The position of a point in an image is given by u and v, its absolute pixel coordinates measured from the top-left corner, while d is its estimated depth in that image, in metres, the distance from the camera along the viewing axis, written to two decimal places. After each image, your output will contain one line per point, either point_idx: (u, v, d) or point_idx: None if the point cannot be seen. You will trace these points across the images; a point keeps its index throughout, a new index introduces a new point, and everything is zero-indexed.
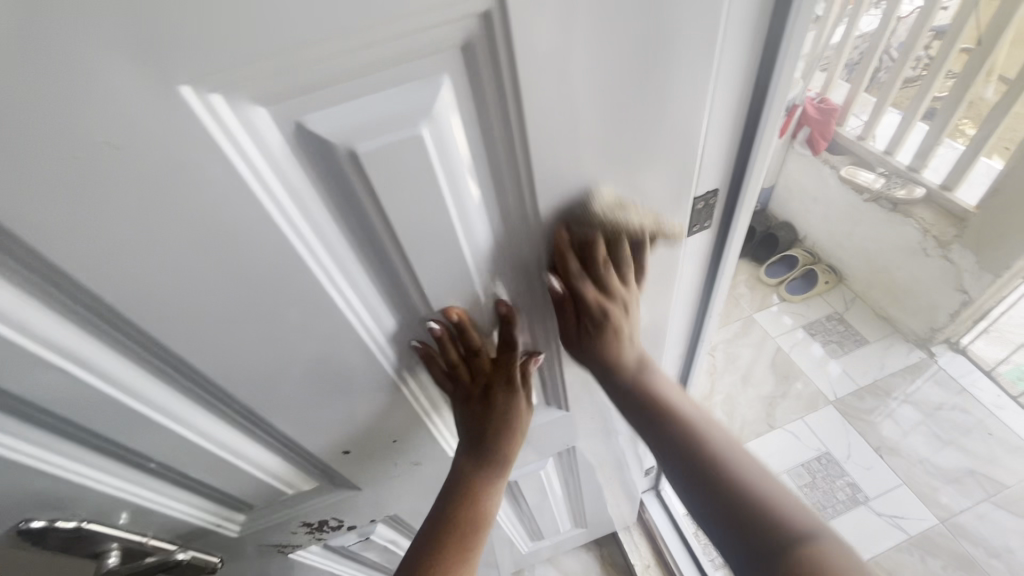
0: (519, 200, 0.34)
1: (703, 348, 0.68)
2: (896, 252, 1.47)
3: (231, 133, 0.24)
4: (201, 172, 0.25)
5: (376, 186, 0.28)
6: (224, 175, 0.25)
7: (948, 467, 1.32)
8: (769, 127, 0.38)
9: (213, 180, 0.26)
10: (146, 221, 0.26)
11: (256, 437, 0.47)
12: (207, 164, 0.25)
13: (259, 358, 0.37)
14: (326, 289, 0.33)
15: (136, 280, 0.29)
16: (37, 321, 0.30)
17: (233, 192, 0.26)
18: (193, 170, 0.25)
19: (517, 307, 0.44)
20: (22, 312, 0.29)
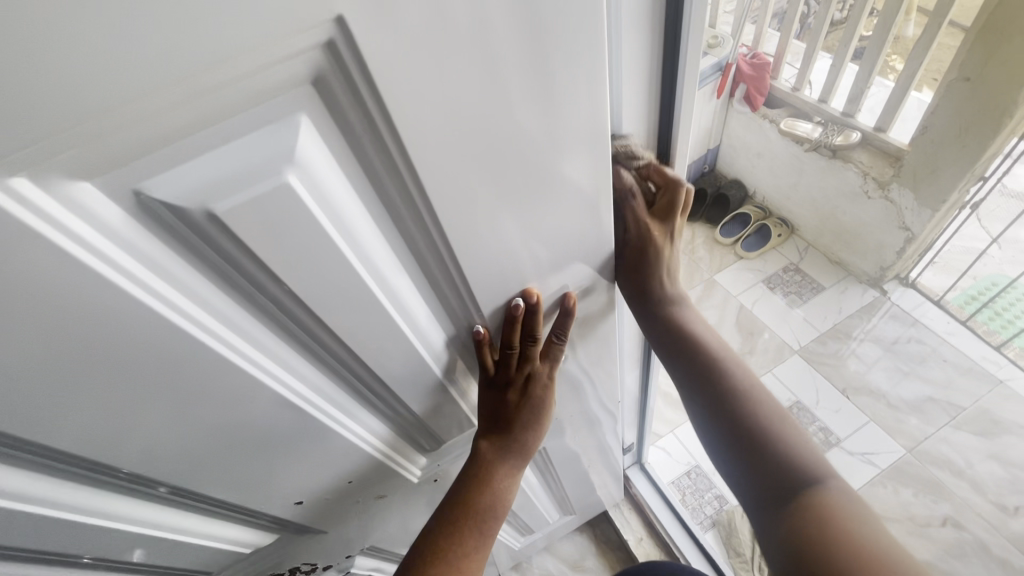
0: (422, 228, 0.31)
1: None
2: (841, 199, 1.50)
3: (51, 214, 0.21)
4: (36, 264, 0.22)
5: (251, 244, 0.25)
6: (62, 259, 0.22)
7: (911, 398, 1.37)
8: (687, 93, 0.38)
9: (51, 268, 0.22)
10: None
11: (194, 505, 0.43)
12: (35, 252, 0.21)
13: (173, 433, 0.34)
14: (228, 355, 0.30)
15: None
16: None
17: (83, 277, 0.23)
18: (22, 261, 0.21)
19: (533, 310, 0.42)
20: None
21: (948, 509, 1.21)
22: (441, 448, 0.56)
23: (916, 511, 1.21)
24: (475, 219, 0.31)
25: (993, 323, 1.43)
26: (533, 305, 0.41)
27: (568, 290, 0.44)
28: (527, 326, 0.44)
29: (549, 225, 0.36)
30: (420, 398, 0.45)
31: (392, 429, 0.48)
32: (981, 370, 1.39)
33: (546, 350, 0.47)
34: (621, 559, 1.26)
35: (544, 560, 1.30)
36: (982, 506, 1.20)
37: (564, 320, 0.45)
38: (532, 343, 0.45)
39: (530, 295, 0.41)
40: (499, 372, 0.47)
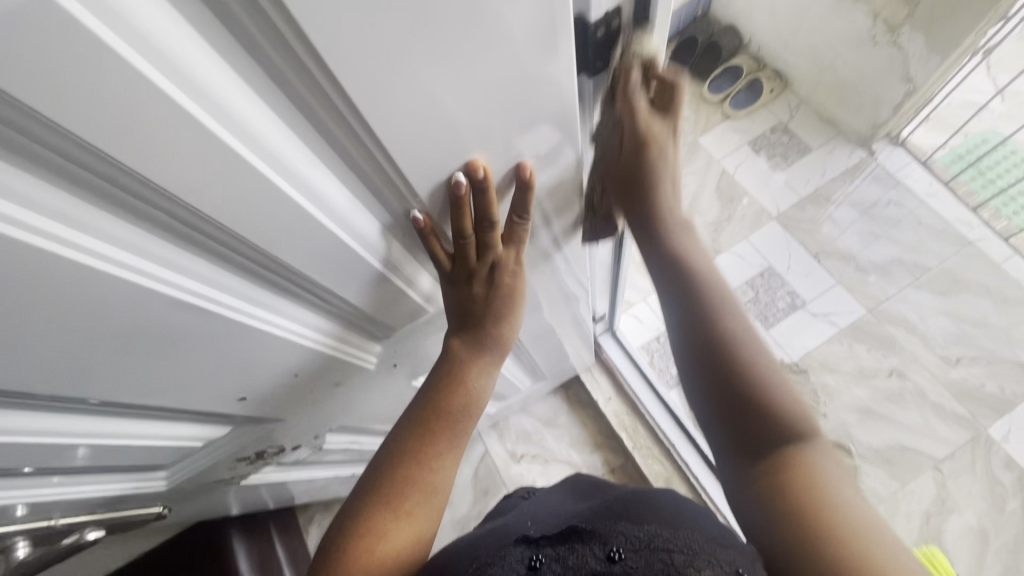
0: (304, 70, 0.23)
1: None
2: (844, 46, 1.34)
3: None
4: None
5: (31, 93, 0.18)
6: None
7: (880, 260, 1.38)
8: None
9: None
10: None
11: (127, 414, 0.40)
12: None
13: (47, 353, 0.28)
14: (81, 258, 0.24)
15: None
16: None
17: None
18: None
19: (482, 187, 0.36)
20: None
21: (896, 362, 1.28)
22: (397, 334, 0.53)
23: (867, 366, 1.28)
24: (381, 58, 0.23)
25: (975, 184, 1.39)
26: (481, 181, 0.35)
27: (523, 159, 0.37)
28: (477, 207, 0.37)
29: (487, 74, 0.28)
30: (358, 290, 0.40)
31: (331, 320, 0.44)
32: (952, 232, 1.38)
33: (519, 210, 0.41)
34: (591, 416, 1.36)
35: (520, 418, 1.39)
36: (928, 359, 1.28)
37: (524, 195, 0.39)
38: (489, 228, 0.39)
39: (475, 173, 0.34)
40: (453, 260, 0.42)
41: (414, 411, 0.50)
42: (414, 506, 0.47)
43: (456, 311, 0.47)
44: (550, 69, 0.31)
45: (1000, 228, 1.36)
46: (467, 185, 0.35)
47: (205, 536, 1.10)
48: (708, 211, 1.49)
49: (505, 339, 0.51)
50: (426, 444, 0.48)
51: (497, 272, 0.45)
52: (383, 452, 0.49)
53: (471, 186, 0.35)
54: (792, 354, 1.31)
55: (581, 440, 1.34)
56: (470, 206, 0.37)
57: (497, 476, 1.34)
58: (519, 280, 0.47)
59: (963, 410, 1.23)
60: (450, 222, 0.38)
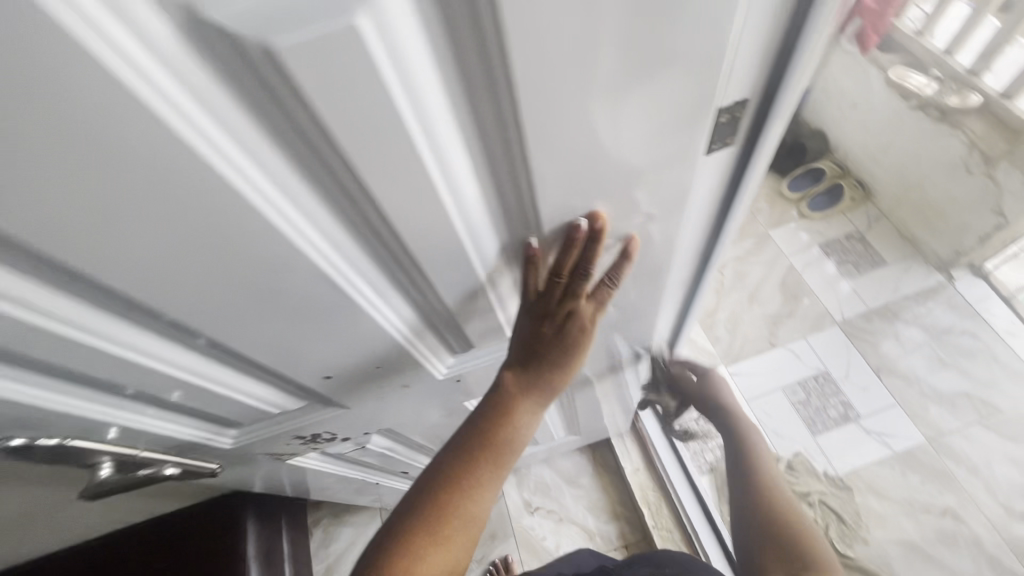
0: (494, 103, 0.27)
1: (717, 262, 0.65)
2: (936, 169, 1.35)
3: (115, 44, 0.19)
4: (71, 81, 0.19)
5: (313, 94, 0.23)
6: (133, 103, 0.20)
7: (945, 389, 1.31)
8: (826, 9, 0.34)
9: (83, 85, 0.19)
10: (8, 144, 0.20)
11: (231, 364, 0.45)
12: (109, 92, 0.20)
13: (212, 294, 0.33)
14: (279, 223, 0.29)
15: (27, 217, 0.24)
16: None
17: (132, 109, 0.21)
18: (88, 98, 0.20)
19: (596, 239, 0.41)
20: None
21: (951, 500, 1.19)
22: (471, 352, 0.56)
23: (919, 497, 1.20)
24: (556, 107, 0.28)
25: None
26: (595, 234, 0.39)
27: (630, 235, 0.43)
28: (584, 255, 0.42)
29: (633, 137, 0.32)
30: (459, 299, 0.44)
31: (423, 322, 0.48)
32: None
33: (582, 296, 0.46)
34: (615, 483, 1.32)
35: (542, 470, 1.37)
36: (989, 507, 1.17)
37: (620, 261, 0.44)
38: (583, 280, 0.43)
39: (592, 225, 0.39)
40: (541, 297, 0.46)
41: (466, 437, 0.52)
42: (453, 532, 0.49)
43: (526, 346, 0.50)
44: (678, 142, 0.35)
45: None
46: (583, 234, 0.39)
47: (211, 525, 1.07)
48: (769, 303, 1.49)
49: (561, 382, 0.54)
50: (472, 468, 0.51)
51: (575, 322, 0.48)
52: (430, 468, 0.52)
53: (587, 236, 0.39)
54: (837, 468, 1.25)
55: (600, 506, 1.30)
56: (577, 253, 0.41)
57: (507, 523, 1.32)
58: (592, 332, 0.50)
59: None
60: (556, 264, 0.42)
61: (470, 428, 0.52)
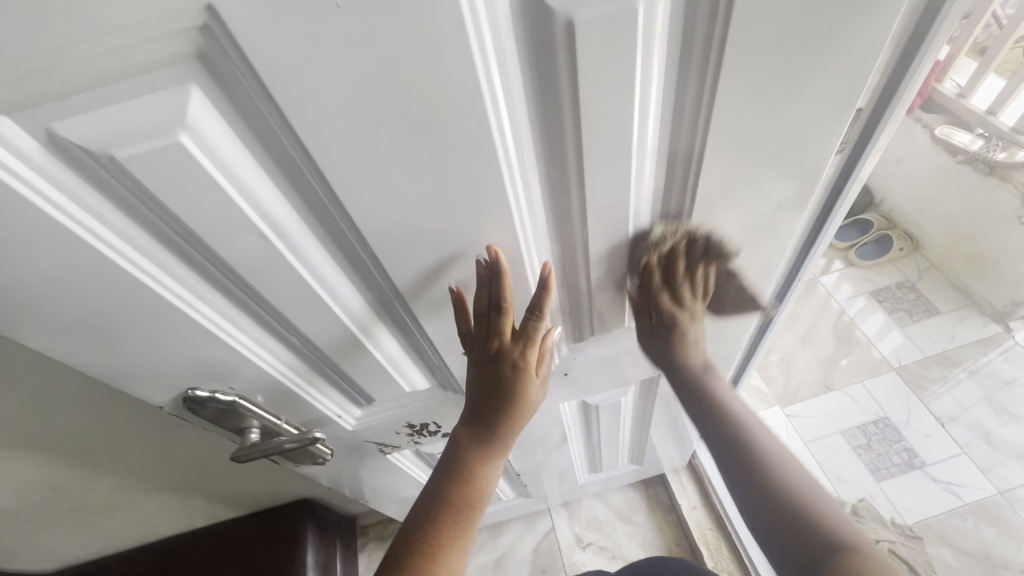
0: (700, 74, 0.34)
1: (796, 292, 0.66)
2: (984, 220, 1.39)
3: (476, 13, 0.26)
4: (438, 37, 0.26)
5: (582, 65, 0.30)
6: (461, 60, 0.27)
7: (1014, 441, 1.27)
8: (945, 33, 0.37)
9: (441, 44, 0.26)
10: (369, 85, 0.28)
11: (392, 329, 0.50)
12: (453, 50, 0.27)
13: (422, 246, 0.39)
14: (505, 182, 0.35)
15: (345, 151, 0.31)
16: (264, 196, 0.33)
17: (461, 64, 0.27)
18: (437, 52, 0.27)
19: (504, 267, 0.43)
20: (257, 185, 0.32)
21: None
22: (586, 342, 0.62)
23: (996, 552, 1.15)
24: (743, 90, 0.34)
25: None
26: (495, 266, 0.42)
27: (546, 263, 0.46)
28: (495, 286, 0.45)
29: (788, 129, 0.38)
30: (601, 276, 0.50)
31: (561, 299, 0.53)
32: None
33: (650, 248, 0.48)
34: (670, 523, 1.29)
35: (594, 504, 1.35)
36: None
37: (540, 290, 0.46)
38: (501, 311, 0.47)
39: (491, 256, 0.42)
40: (473, 345, 0.51)
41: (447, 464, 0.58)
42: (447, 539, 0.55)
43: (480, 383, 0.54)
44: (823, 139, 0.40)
45: None
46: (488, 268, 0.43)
47: (278, 525, 1.08)
48: (822, 346, 1.50)
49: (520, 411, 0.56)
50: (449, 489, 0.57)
51: (510, 355, 0.51)
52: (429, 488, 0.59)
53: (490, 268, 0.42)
54: (906, 517, 1.21)
55: (654, 546, 1.27)
56: (489, 286, 0.45)
57: (558, 559, 1.28)
58: (534, 360, 0.52)
59: None
60: (481, 298, 0.46)
61: (438, 485, 0.57)
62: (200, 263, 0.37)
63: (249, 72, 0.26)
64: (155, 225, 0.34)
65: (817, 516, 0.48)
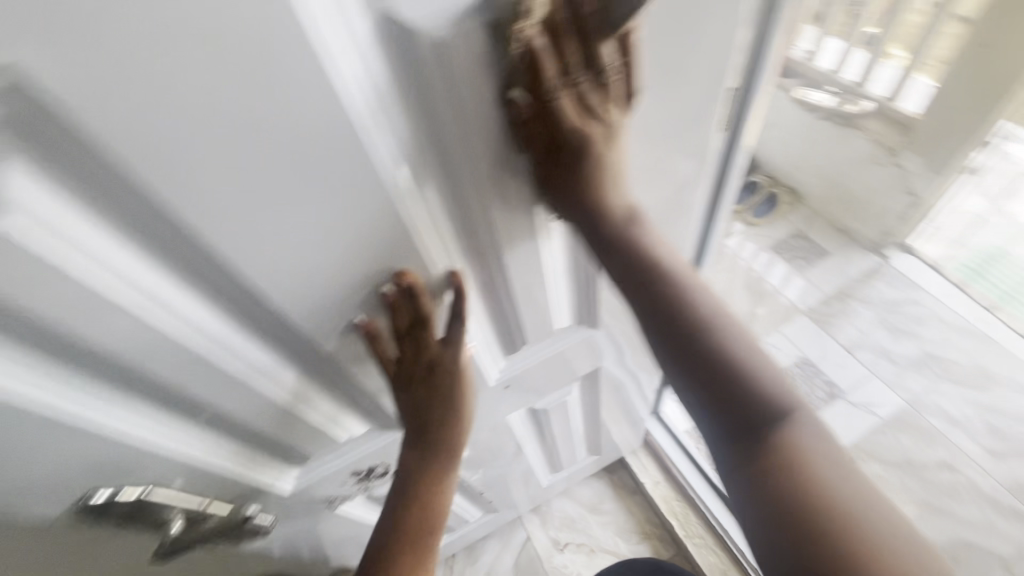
0: (579, 72, 0.34)
1: (708, 258, 0.69)
2: (850, 166, 1.56)
3: (325, 45, 0.24)
4: (298, 76, 0.24)
5: (459, 80, 0.29)
6: (322, 94, 0.25)
7: (908, 354, 1.44)
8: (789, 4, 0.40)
9: (295, 81, 0.24)
10: (230, 135, 0.25)
11: (316, 384, 0.47)
12: (309, 85, 0.25)
13: (329, 287, 0.37)
14: (402, 209, 0.34)
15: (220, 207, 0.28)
16: (128, 265, 0.29)
17: (329, 101, 0.26)
18: (292, 89, 0.25)
19: (420, 285, 0.41)
20: (116, 255, 0.28)
21: (944, 454, 1.29)
22: (524, 351, 0.61)
23: (914, 456, 1.29)
24: (619, 82, 0.36)
25: (987, 288, 1.50)
26: (407, 287, 0.40)
27: (455, 267, 0.42)
28: (413, 305, 0.43)
29: None
30: (524, 286, 0.49)
31: (488, 315, 0.52)
32: (973, 329, 1.46)
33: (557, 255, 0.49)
34: (638, 502, 1.32)
35: (563, 503, 1.35)
36: (973, 451, 1.29)
37: (460, 301, 0.45)
38: (424, 326, 0.45)
39: (401, 276, 0.39)
40: (400, 366, 0.49)
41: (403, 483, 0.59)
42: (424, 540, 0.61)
43: (412, 399, 0.53)
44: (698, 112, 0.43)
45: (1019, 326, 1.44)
46: (397, 290, 0.40)
47: None
48: (739, 304, 1.60)
49: (458, 416, 0.56)
50: (411, 501, 0.60)
51: (438, 366, 0.50)
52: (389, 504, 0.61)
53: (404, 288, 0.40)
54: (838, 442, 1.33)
55: (627, 529, 1.29)
56: (406, 306, 0.43)
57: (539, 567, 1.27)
58: (462, 364, 0.52)
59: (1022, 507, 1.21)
60: (399, 319, 0.44)
61: (401, 494, 0.60)
62: (67, 358, 0.32)
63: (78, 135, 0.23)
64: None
65: (767, 403, 0.41)
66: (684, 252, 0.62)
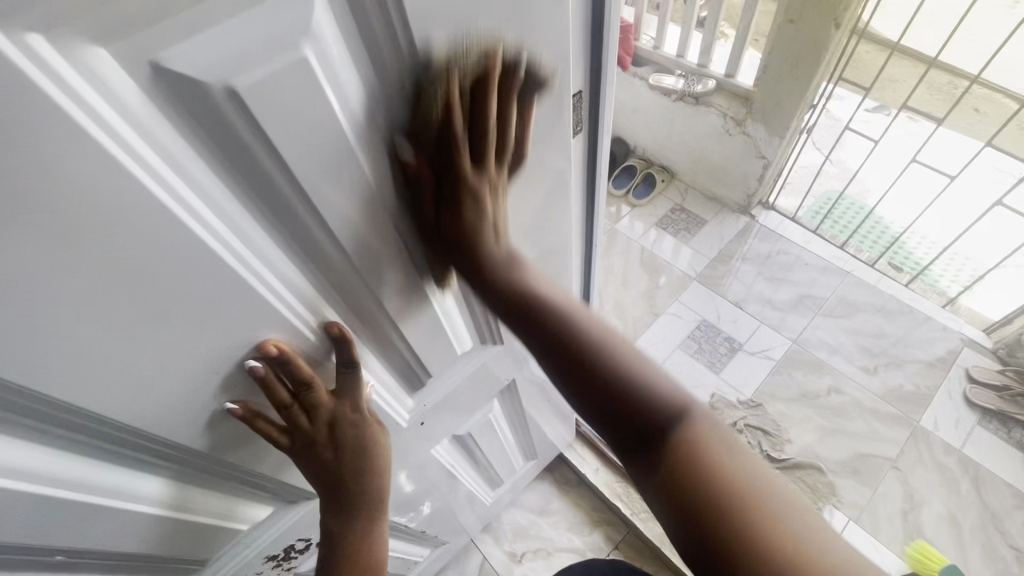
0: (409, 90, 0.33)
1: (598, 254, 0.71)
2: (707, 140, 1.70)
3: (82, 97, 0.21)
4: (37, 132, 0.21)
5: (270, 127, 0.27)
6: (90, 153, 0.23)
7: (786, 298, 1.61)
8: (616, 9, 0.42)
9: (50, 143, 0.21)
10: None
11: (193, 477, 0.41)
12: (71, 146, 0.22)
13: (169, 367, 0.32)
14: (235, 265, 0.31)
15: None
16: None
17: (89, 153, 0.23)
18: (51, 153, 0.22)
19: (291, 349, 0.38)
20: None
21: (831, 380, 1.45)
22: (431, 385, 0.58)
23: (808, 388, 1.44)
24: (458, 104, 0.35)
25: (836, 229, 1.70)
26: (277, 356, 0.37)
27: (330, 320, 0.39)
28: (290, 371, 0.39)
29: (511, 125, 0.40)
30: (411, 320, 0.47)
31: (383, 359, 0.49)
32: (832, 266, 1.66)
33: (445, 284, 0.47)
34: (583, 493, 1.34)
35: (512, 514, 1.34)
36: (852, 372, 1.47)
37: (344, 351, 0.41)
38: (311, 390, 0.41)
39: (265, 346, 0.36)
40: (296, 438, 0.44)
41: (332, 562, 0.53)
42: None
43: (320, 471, 0.48)
44: (551, 114, 0.43)
45: (865, 257, 1.66)
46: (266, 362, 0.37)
47: None
48: (639, 282, 1.69)
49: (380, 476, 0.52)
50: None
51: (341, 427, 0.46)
52: None
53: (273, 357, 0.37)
54: (745, 391, 1.44)
55: (579, 523, 1.31)
56: (282, 374, 0.39)
57: None
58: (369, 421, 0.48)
59: (896, 411, 1.40)
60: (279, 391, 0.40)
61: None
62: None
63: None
64: None
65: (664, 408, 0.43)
66: (572, 254, 0.63)
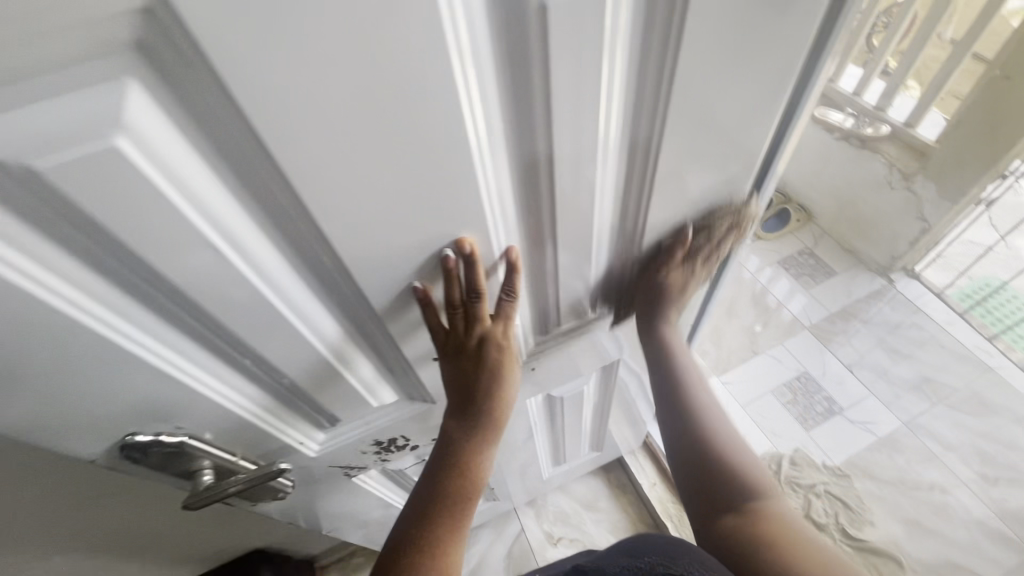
0: (664, 48, 0.34)
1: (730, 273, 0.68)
2: (863, 188, 1.58)
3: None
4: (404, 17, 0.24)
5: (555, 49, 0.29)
6: (430, 46, 0.26)
7: (907, 376, 1.46)
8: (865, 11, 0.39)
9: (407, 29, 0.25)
10: (338, 79, 0.25)
11: (359, 343, 0.47)
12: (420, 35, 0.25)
13: (391, 246, 0.37)
14: (476, 173, 0.34)
15: (305, 148, 0.28)
16: (214, 198, 0.29)
17: (430, 46, 0.26)
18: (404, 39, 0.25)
19: (479, 254, 0.42)
20: (205, 187, 0.28)
21: (937, 476, 1.31)
22: (552, 334, 0.62)
23: (908, 476, 1.31)
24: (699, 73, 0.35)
25: (988, 318, 1.51)
26: (466, 255, 0.41)
27: (511, 245, 0.44)
28: (468, 275, 0.43)
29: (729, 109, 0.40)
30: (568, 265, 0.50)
31: (530, 293, 0.52)
32: (974, 357, 1.48)
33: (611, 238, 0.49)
34: (632, 502, 1.33)
35: (559, 498, 1.36)
36: (968, 475, 1.31)
37: (511, 276, 0.46)
38: (477, 301, 0.46)
39: (463, 245, 0.40)
40: (446, 338, 0.49)
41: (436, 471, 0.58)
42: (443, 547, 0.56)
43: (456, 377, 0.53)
44: (762, 109, 0.42)
45: (1018, 357, 1.45)
46: (457, 257, 0.41)
47: None
48: (744, 315, 1.62)
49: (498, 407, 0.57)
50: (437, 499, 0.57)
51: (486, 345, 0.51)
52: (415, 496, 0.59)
53: (463, 256, 0.41)
54: (834, 458, 1.34)
55: (622, 528, 1.30)
56: (461, 275, 0.43)
57: (532, 560, 1.28)
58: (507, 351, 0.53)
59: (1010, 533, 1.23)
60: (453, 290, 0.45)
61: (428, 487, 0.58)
62: (138, 288, 0.32)
63: (203, 66, 0.23)
64: (81, 249, 0.29)
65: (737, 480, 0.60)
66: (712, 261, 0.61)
